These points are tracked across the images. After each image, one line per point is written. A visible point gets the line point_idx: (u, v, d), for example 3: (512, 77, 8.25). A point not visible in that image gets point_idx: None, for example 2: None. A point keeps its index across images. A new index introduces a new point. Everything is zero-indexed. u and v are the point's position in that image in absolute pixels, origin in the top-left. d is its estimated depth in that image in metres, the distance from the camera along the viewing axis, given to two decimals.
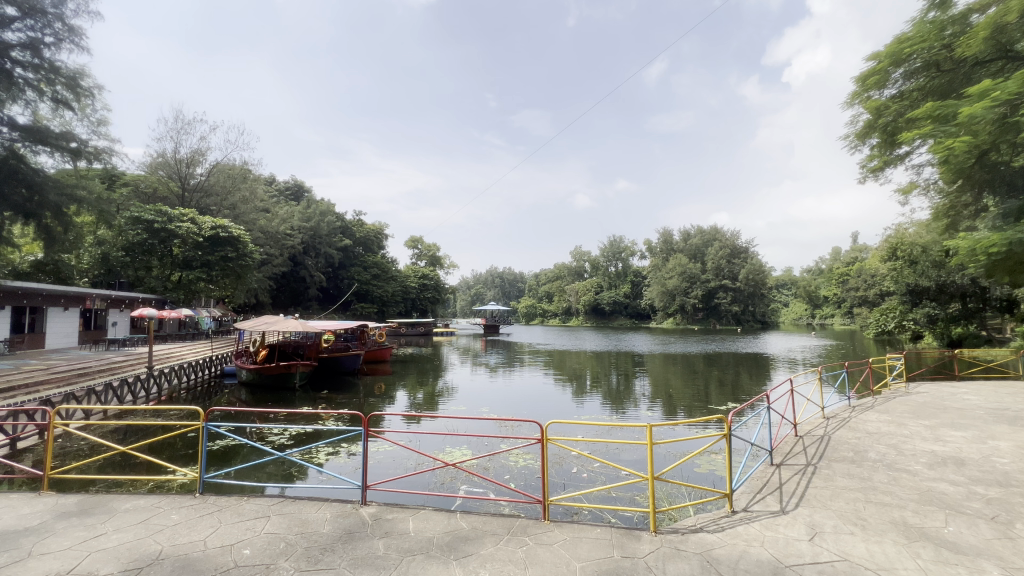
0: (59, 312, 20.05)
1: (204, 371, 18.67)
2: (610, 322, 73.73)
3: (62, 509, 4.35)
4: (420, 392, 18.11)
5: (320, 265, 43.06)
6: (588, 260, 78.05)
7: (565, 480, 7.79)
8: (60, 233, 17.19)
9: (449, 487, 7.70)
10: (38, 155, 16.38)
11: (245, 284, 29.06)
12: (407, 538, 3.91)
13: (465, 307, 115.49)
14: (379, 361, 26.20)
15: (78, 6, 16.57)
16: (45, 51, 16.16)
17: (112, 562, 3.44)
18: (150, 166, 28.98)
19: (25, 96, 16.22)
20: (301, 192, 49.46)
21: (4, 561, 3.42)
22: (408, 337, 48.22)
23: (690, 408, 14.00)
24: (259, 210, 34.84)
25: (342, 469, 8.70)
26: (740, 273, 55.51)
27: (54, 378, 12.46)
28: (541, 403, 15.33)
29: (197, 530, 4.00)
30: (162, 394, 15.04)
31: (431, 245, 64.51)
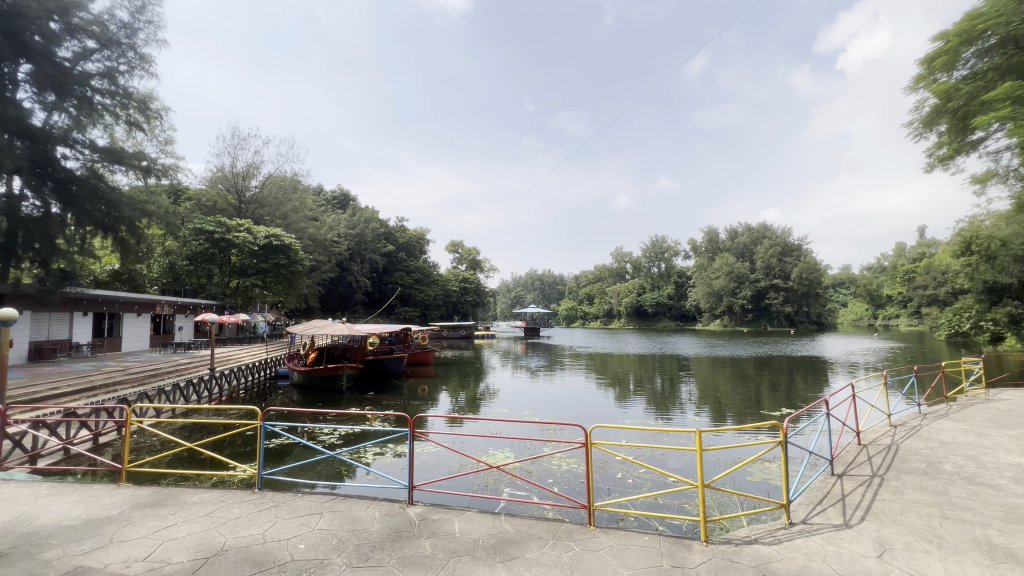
0: (133, 318, 21.73)
1: (260, 373, 19.70)
2: (653, 323, 72.04)
3: (138, 501, 4.70)
4: (462, 394, 18.36)
5: (365, 271, 44.56)
6: (629, 261, 76.67)
7: (609, 485, 7.66)
8: (133, 244, 18.67)
9: (493, 489, 7.76)
10: (115, 174, 17.86)
11: (297, 290, 30.53)
12: (454, 539, 3.95)
13: (505, 309, 116.19)
14: (422, 363, 26.77)
15: (148, 36, 18.04)
16: (120, 78, 17.63)
17: (182, 551, 3.68)
18: (211, 180, 31.03)
19: (103, 120, 17.75)
20: (347, 201, 51.42)
21: (90, 546, 3.73)
22: (450, 340, 48.99)
23: (740, 414, 13.44)
24: (308, 219, 36.53)
25: (388, 469, 8.94)
26: (793, 272, 52.79)
27: (130, 378, 13.53)
28: (583, 407, 15.18)
29: (257, 523, 4.22)
30: (224, 394, 16.00)
31: (471, 249, 65.43)
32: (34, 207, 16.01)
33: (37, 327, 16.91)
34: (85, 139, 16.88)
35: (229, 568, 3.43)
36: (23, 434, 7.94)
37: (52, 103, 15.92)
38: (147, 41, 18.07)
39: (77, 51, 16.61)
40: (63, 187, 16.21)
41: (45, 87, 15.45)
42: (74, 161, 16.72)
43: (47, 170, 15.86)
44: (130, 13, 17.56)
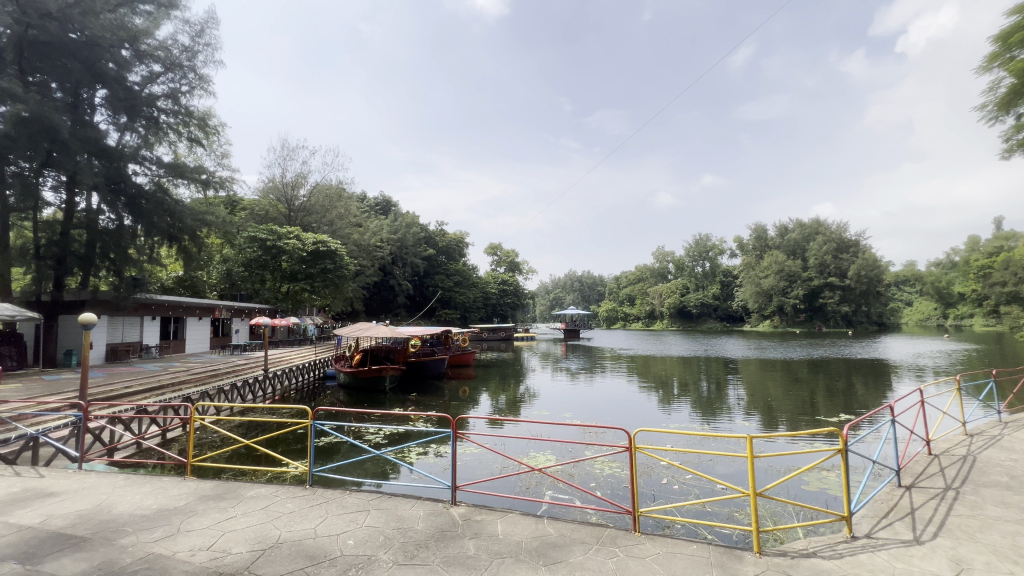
0: (196, 321, 23.22)
1: (310, 373, 20.57)
2: (698, 325, 69.82)
3: (202, 493, 5.01)
4: (502, 396, 18.55)
5: (407, 275, 45.67)
6: (671, 260, 74.69)
7: (655, 491, 7.47)
8: (195, 252, 19.92)
9: (535, 491, 7.76)
10: (178, 187, 19.15)
11: (343, 294, 31.66)
12: (497, 540, 3.97)
13: (545, 311, 115.81)
14: (463, 365, 27.20)
15: (207, 57, 19.26)
16: (183, 98, 18.92)
17: (241, 542, 3.88)
18: (263, 191, 32.83)
19: (167, 138, 19.17)
20: (389, 207, 52.95)
21: (161, 535, 4.01)
22: (490, 342, 49.38)
23: (794, 420, 12.75)
24: (353, 225, 37.85)
25: (432, 469, 9.11)
26: (850, 270, 49.74)
27: (193, 378, 14.45)
28: (625, 410, 14.90)
29: (309, 518, 4.39)
30: (277, 394, 16.80)
31: (509, 251, 65.67)
32: (110, 221, 17.64)
33: (113, 330, 18.33)
34: (153, 156, 18.23)
35: (285, 561, 3.58)
36: (101, 429, 8.62)
37: (124, 124, 17.37)
38: (206, 62, 19.28)
39: (145, 75, 18.01)
40: (134, 201, 17.64)
41: (119, 110, 16.91)
42: (144, 176, 18.13)
43: (121, 186, 17.32)
44: (191, 37, 18.83)
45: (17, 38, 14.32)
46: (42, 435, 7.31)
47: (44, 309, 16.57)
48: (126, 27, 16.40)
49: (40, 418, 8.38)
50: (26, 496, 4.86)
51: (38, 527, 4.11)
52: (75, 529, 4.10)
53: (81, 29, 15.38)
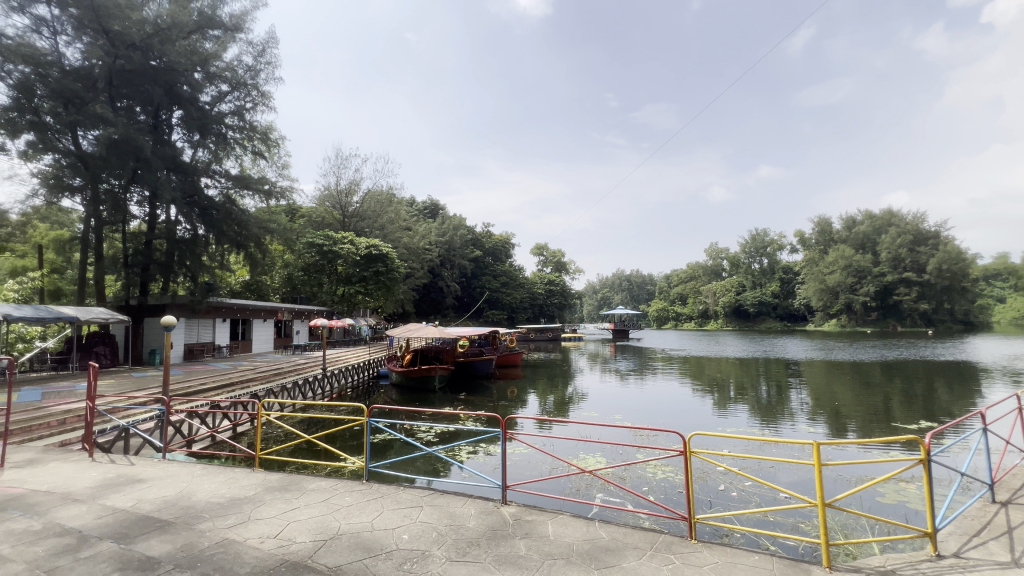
0: (262, 322, 24.73)
1: (364, 372, 21.43)
2: (755, 324, 66.50)
3: (269, 484, 5.33)
4: (551, 396, 18.62)
5: (455, 276, 46.55)
6: (726, 257, 71.55)
7: (711, 497, 7.18)
8: (260, 259, 21.24)
9: (585, 493, 7.70)
10: (244, 198, 20.50)
11: (394, 296, 32.75)
12: (549, 542, 3.95)
13: (593, 311, 114.19)
14: (510, 365, 27.48)
15: (268, 75, 20.53)
16: (248, 115, 20.27)
17: (305, 532, 4.09)
18: (319, 199, 34.50)
19: (235, 152, 20.60)
20: (437, 210, 54.13)
21: (233, 521, 4.30)
22: (537, 342, 49.37)
23: (866, 426, 11.88)
24: (402, 229, 39.03)
25: (482, 468, 9.22)
26: (929, 264, 45.59)
27: (259, 376, 15.41)
28: (678, 413, 14.43)
29: (366, 512, 4.57)
30: (334, 392, 17.61)
31: (555, 251, 65.46)
32: (185, 230, 19.15)
33: (190, 331, 19.87)
34: (222, 169, 19.62)
35: (345, 552, 3.75)
36: (180, 422, 9.37)
37: (197, 141, 18.86)
38: (267, 80, 20.53)
39: (215, 95, 19.45)
40: (206, 212, 19.09)
41: (193, 129, 18.36)
42: (215, 189, 19.57)
43: (195, 199, 18.79)
44: (254, 57, 20.12)
45: (107, 67, 15.94)
46: (132, 427, 8.05)
47: (132, 312, 18.22)
48: (198, 52, 17.79)
49: (129, 410, 9.23)
50: (119, 481, 5.37)
51: (130, 510, 4.53)
52: (160, 513, 4.48)
53: (160, 56, 16.86)
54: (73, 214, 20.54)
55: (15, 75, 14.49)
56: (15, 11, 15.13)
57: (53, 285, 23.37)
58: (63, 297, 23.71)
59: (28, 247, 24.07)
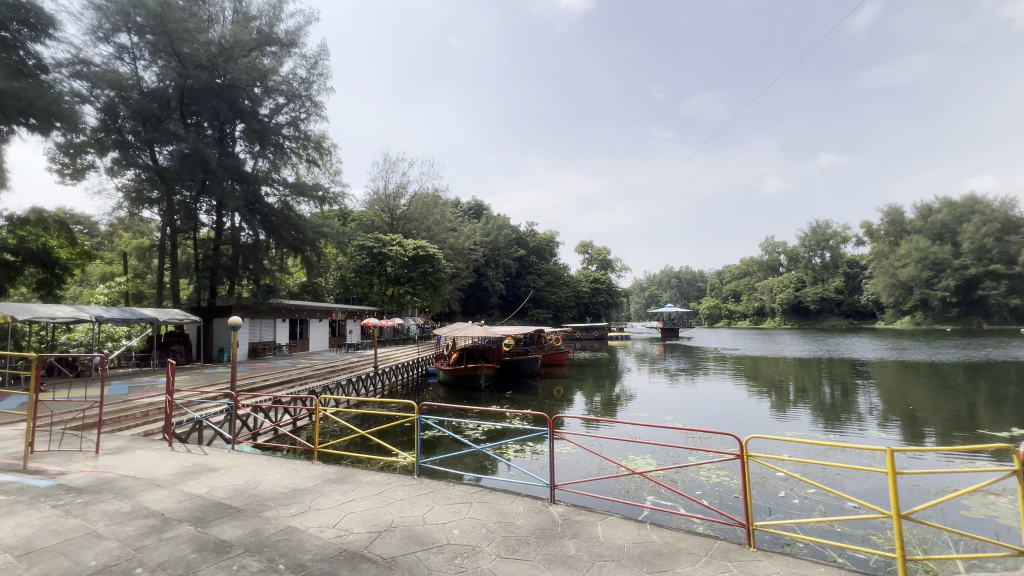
0: (318, 322, 25.95)
1: (414, 370, 22.04)
2: (817, 322, 62.52)
3: (327, 477, 5.59)
4: (598, 395, 18.37)
5: (500, 275, 46.90)
6: (783, 251, 67.84)
7: (771, 504, 6.82)
8: (315, 261, 22.29)
9: (635, 495, 7.57)
10: (301, 205, 21.59)
11: (441, 295, 33.52)
12: (599, 543, 3.89)
13: (640, 309, 111.43)
14: (556, 364, 27.36)
15: (320, 86, 21.47)
16: (302, 125, 21.33)
17: (361, 524, 4.25)
18: (369, 203, 35.81)
19: (291, 161, 21.74)
20: (481, 210, 54.85)
21: (296, 511, 4.54)
22: (583, 341, 48.82)
23: (948, 433, 10.91)
24: (448, 230, 39.82)
25: (529, 466, 9.26)
26: (1020, 255, 41.08)
27: (316, 374, 16.20)
28: (732, 415, 13.84)
29: (417, 506, 4.69)
30: (385, 389, 18.22)
31: (601, 249, 64.54)
32: (248, 236, 20.51)
33: (254, 331, 21.14)
34: (280, 178, 20.71)
35: (398, 544, 3.86)
36: (246, 416, 10.02)
37: (258, 152, 20.07)
38: (320, 90, 21.49)
39: (273, 107, 20.58)
40: (266, 218, 20.36)
41: (253, 141, 19.53)
42: (274, 197, 20.73)
43: (257, 207, 20.04)
44: (307, 70, 21.14)
45: (179, 87, 17.35)
46: (205, 420, 8.71)
47: (203, 314, 19.71)
48: (257, 68, 18.89)
49: (202, 404, 9.99)
50: (196, 469, 5.83)
51: (205, 496, 4.91)
52: (231, 500, 4.82)
53: (224, 74, 18.10)
54: (152, 223, 22.43)
55: (102, 99, 16.11)
56: (101, 41, 16.78)
57: (136, 289, 25.68)
58: (144, 299, 25.98)
59: (114, 255, 27.17)
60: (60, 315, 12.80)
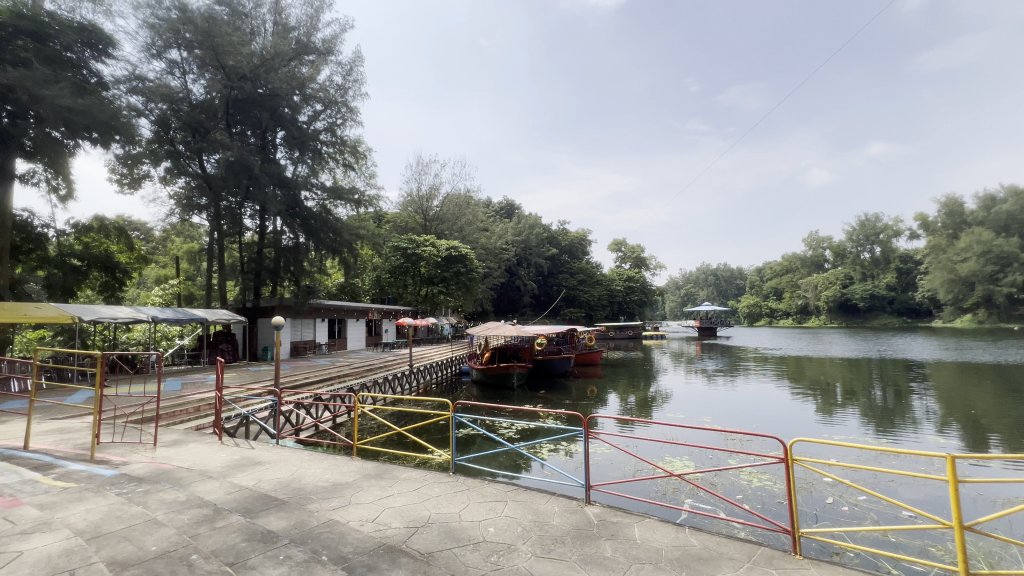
0: (355, 322, 26.69)
1: (447, 369, 22.35)
2: (866, 321, 59.30)
3: (366, 472, 5.75)
4: (632, 395, 18.10)
5: (532, 275, 46.88)
6: (829, 247, 64.73)
7: (817, 511, 6.53)
8: (352, 262, 22.94)
9: (672, 498, 7.42)
10: (338, 208, 22.25)
11: (474, 295, 33.88)
12: (636, 545, 3.84)
13: (675, 308, 108.87)
14: (590, 364, 27.12)
15: (356, 92, 22.07)
16: (339, 130, 21.99)
17: (399, 519, 4.34)
18: (403, 205, 36.51)
19: (328, 165, 22.47)
20: (513, 209, 55.06)
21: (337, 504, 4.69)
22: (617, 340, 48.17)
23: (1016, 439, 10.18)
24: (480, 230, 40.13)
25: (564, 466, 9.23)
26: None
27: (354, 372, 16.67)
28: (775, 417, 13.35)
29: (453, 503, 4.76)
30: (420, 387, 18.56)
31: (634, 246, 63.44)
32: (289, 239, 21.30)
33: (295, 330, 21.95)
34: (319, 182, 21.44)
35: (435, 540, 3.92)
36: (289, 412, 10.44)
37: (297, 157, 20.82)
38: (355, 96, 22.06)
39: (311, 114, 21.30)
40: (306, 222, 21.12)
41: (293, 147, 20.28)
42: (313, 201, 21.46)
43: (297, 211, 20.83)
44: (343, 77, 21.76)
45: (224, 98, 18.21)
46: (251, 415, 9.13)
47: (249, 314, 20.64)
48: (296, 77, 19.58)
49: (249, 400, 10.47)
50: (243, 462, 6.10)
51: (253, 488, 5.14)
52: (276, 493, 5.03)
53: (265, 84, 18.82)
54: (201, 228, 23.67)
55: (155, 112, 17.14)
56: (155, 57, 17.85)
57: (188, 290, 27.16)
58: (195, 301, 27.42)
59: (167, 259, 28.81)
60: (120, 316, 13.68)
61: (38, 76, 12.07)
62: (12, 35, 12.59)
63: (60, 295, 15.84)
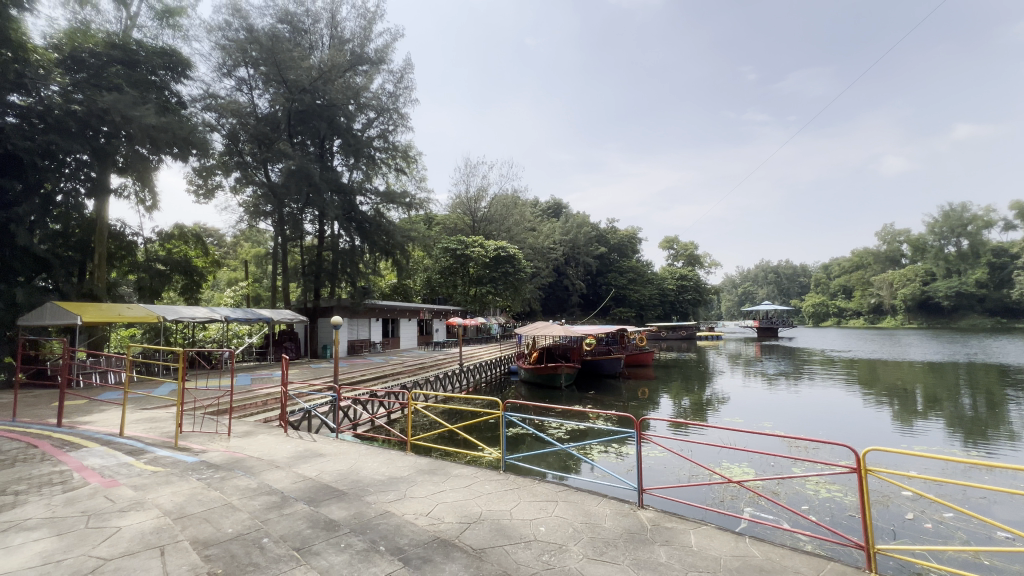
0: (407, 322, 27.54)
1: (496, 368, 22.59)
2: (952, 322, 53.79)
3: (420, 467, 5.93)
4: (686, 398, 17.51)
5: (580, 274, 46.39)
6: (907, 240, 59.35)
7: (895, 527, 6.03)
8: (404, 264, 23.69)
9: (731, 505, 7.10)
10: (390, 211, 23.02)
11: (522, 295, 34.09)
12: (692, 552, 3.72)
13: (733, 308, 104.01)
14: (641, 365, 26.50)
15: (406, 98, 22.75)
16: (391, 136, 22.76)
17: (452, 514, 4.43)
18: (452, 207, 37.22)
19: (381, 171, 23.34)
20: (560, 209, 54.82)
21: (393, 497, 4.87)
22: (670, 341, 46.65)
23: None
24: (528, 230, 40.21)
25: (615, 468, 9.10)
26: None
27: (407, 370, 17.21)
28: (845, 424, 12.45)
29: (504, 501, 4.80)
30: (469, 386, 18.87)
31: (687, 243, 61.22)
32: (346, 242, 22.35)
33: (352, 329, 22.98)
34: (372, 187, 22.23)
35: (486, 537, 3.98)
36: (347, 408, 10.94)
37: (352, 164, 21.85)
38: (405, 103, 22.78)
39: (365, 122, 22.16)
40: (361, 225, 22.04)
41: (349, 154, 21.25)
42: (368, 205, 22.33)
43: (353, 215, 21.76)
44: (394, 84, 22.51)
45: (287, 110, 19.40)
46: (314, 410, 9.66)
47: (310, 314, 21.83)
48: (351, 87, 20.42)
49: (311, 395, 11.08)
50: (308, 454, 6.47)
51: (316, 478, 5.44)
52: (338, 484, 5.29)
53: (323, 95, 19.80)
54: (266, 234, 25.30)
55: (227, 126, 18.57)
56: (226, 76, 19.31)
57: (256, 292, 29.18)
58: (262, 301, 29.39)
59: (237, 262, 31.01)
60: (197, 316, 14.87)
61: (128, 99, 13.35)
62: (106, 63, 14.01)
63: (148, 296, 17.62)
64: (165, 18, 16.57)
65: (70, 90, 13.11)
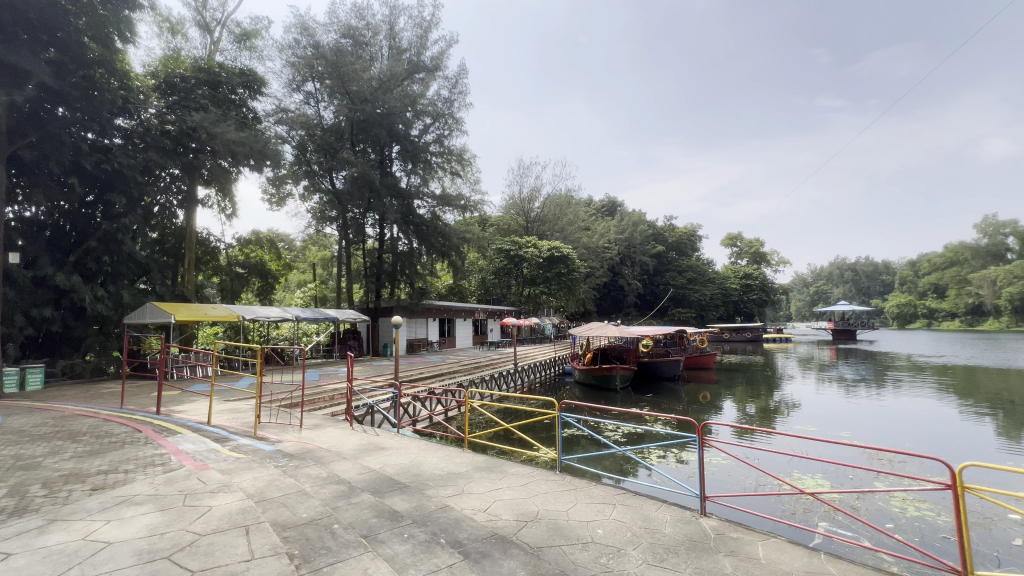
0: (463, 322, 28.14)
1: (551, 368, 22.56)
2: None
3: (477, 464, 6.05)
4: (751, 403, 16.57)
5: (636, 274, 45.25)
6: (1014, 232, 52.61)
7: (1000, 553, 5.40)
8: (460, 265, 24.23)
9: (804, 519, 6.67)
10: (446, 213, 23.59)
11: (576, 295, 33.82)
12: (759, 565, 3.54)
13: (804, 309, 97.21)
14: (702, 368, 25.43)
15: (461, 103, 23.26)
16: (447, 141, 23.35)
17: (509, 512, 4.49)
18: (505, 208, 37.56)
19: (438, 175, 24.03)
20: (615, 208, 53.75)
21: (452, 493, 5.00)
22: (734, 343, 44.35)
23: None
24: (582, 229, 39.76)
25: (674, 473, 8.84)
26: None
27: (463, 369, 17.61)
28: (938, 437, 11.25)
29: (561, 501, 4.79)
30: (524, 386, 18.99)
31: (752, 240, 57.97)
32: (404, 245, 23.19)
33: (411, 329, 23.81)
34: (428, 191, 22.91)
35: (543, 535, 4.01)
36: (407, 404, 11.38)
37: (410, 169, 22.74)
38: (460, 107, 23.27)
39: (422, 127, 22.88)
40: (419, 228, 22.75)
41: (407, 160, 22.07)
42: (424, 208, 23.01)
43: (411, 219, 22.56)
44: (450, 90, 23.08)
45: (350, 120, 20.44)
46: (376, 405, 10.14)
47: (371, 313, 22.87)
48: (409, 95, 21.17)
49: (374, 392, 11.65)
50: (371, 447, 6.80)
51: (380, 470, 5.71)
52: (400, 476, 5.52)
53: (382, 104, 20.56)
54: (331, 238, 26.80)
55: (296, 137, 19.86)
56: (295, 91, 20.67)
57: (323, 293, 31.01)
58: (328, 302, 31.19)
59: (306, 265, 33.11)
60: (272, 315, 16.03)
61: (213, 117, 14.66)
62: (194, 86, 15.48)
63: (230, 297, 19.26)
64: (243, 40, 18.00)
65: (165, 112, 14.66)
